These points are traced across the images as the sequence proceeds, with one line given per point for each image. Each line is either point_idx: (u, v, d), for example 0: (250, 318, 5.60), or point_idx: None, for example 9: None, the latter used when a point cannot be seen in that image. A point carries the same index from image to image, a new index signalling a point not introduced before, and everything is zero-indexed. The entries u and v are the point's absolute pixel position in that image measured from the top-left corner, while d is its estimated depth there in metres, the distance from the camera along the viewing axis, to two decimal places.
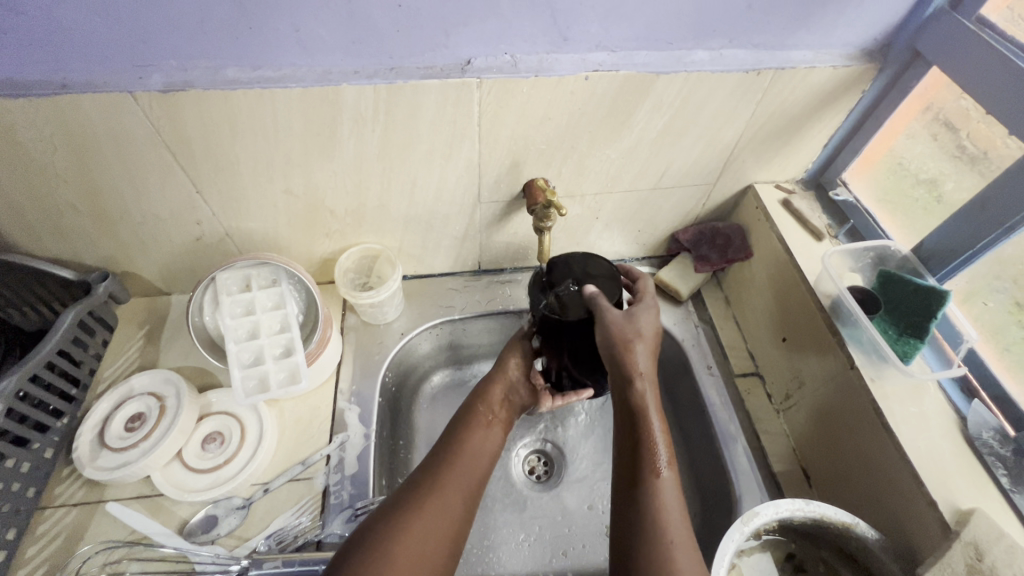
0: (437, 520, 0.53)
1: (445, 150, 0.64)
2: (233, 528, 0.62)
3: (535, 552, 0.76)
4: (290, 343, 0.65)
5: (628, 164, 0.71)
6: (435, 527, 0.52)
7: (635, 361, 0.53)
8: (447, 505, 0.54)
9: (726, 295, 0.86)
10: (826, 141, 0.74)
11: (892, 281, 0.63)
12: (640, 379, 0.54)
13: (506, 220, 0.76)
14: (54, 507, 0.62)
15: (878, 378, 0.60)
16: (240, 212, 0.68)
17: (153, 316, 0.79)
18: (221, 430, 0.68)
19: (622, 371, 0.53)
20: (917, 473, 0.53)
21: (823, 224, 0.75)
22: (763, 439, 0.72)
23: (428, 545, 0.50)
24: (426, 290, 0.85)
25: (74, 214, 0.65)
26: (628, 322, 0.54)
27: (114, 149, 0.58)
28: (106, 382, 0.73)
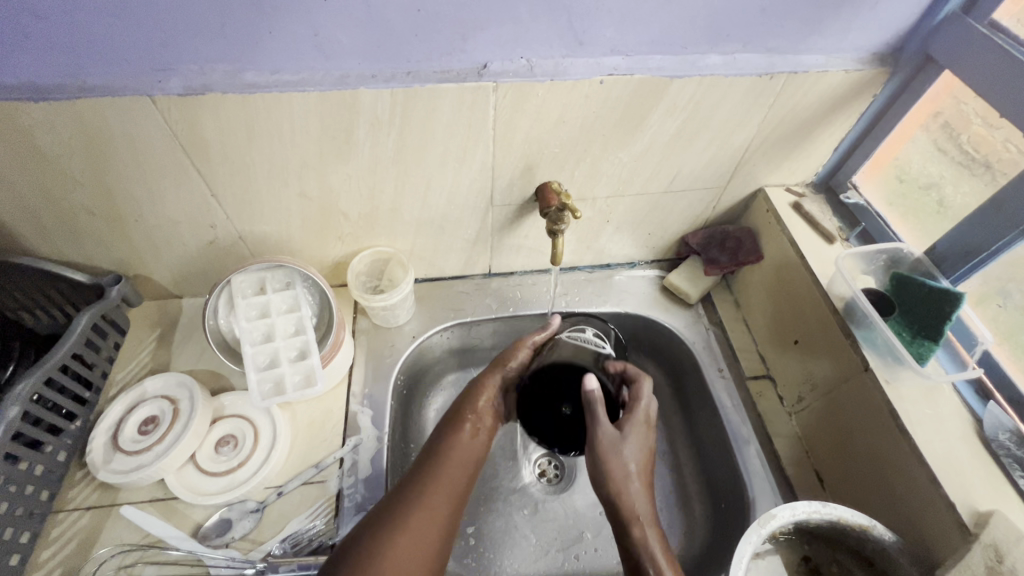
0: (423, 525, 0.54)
1: (459, 153, 0.64)
2: (248, 532, 0.62)
3: (547, 556, 0.75)
4: (304, 346, 0.65)
5: (640, 167, 0.71)
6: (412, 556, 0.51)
7: (635, 506, 0.55)
8: (431, 526, 0.54)
9: (736, 298, 0.86)
10: (836, 144, 0.74)
11: (905, 283, 0.64)
12: (641, 525, 0.54)
13: (518, 223, 0.77)
14: (67, 510, 0.62)
15: (893, 380, 0.60)
16: (254, 216, 0.68)
17: (165, 318, 0.79)
18: (234, 433, 0.68)
19: (622, 517, 0.55)
20: (933, 475, 0.54)
21: (834, 227, 0.75)
22: (776, 442, 0.72)
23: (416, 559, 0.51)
24: (437, 293, 0.85)
25: (89, 218, 0.65)
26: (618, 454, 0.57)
27: (132, 153, 0.58)
28: (119, 385, 0.72)
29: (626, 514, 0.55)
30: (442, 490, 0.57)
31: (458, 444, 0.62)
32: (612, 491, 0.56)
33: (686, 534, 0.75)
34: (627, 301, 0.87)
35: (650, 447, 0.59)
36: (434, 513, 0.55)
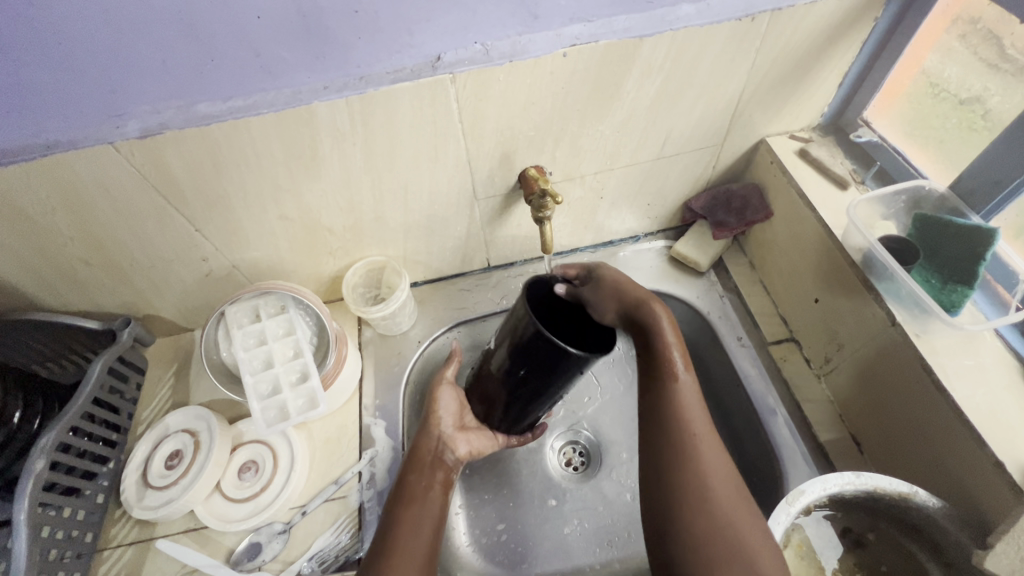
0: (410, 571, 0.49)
1: (431, 152, 0.62)
2: (277, 553, 0.63)
3: (579, 544, 0.74)
4: (304, 368, 0.66)
5: (625, 138, 0.67)
6: (414, 544, 0.52)
7: (643, 292, 0.55)
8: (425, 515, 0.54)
9: (750, 259, 0.81)
10: (840, 80, 0.68)
11: (930, 226, 0.58)
12: (654, 306, 0.54)
13: (507, 213, 0.74)
14: (111, 548, 0.65)
15: (924, 333, 0.55)
16: (242, 244, 0.68)
17: (180, 353, 0.81)
18: (254, 458, 0.69)
19: (634, 305, 0.54)
20: (977, 433, 0.49)
21: (847, 171, 0.69)
22: (805, 408, 0.68)
23: (421, 545, 0.52)
24: (438, 294, 0.84)
25: (86, 267, 0.66)
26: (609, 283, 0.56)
27: (109, 201, 0.58)
28: (145, 423, 0.75)
29: (639, 296, 0.55)
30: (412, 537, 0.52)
31: (418, 503, 0.55)
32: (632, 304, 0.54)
33: None
34: (634, 277, 0.82)
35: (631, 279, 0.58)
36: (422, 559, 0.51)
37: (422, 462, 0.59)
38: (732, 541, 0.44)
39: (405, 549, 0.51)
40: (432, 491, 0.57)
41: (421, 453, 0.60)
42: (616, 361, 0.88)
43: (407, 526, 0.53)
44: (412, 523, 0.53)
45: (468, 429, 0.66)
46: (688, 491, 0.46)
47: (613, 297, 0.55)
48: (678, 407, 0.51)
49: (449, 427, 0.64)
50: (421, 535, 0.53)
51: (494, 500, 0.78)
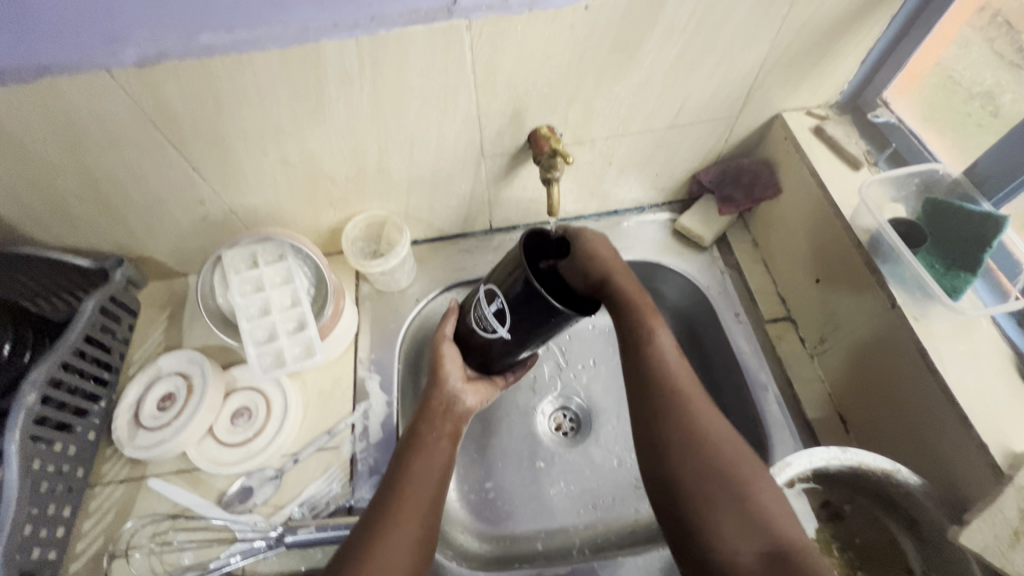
0: (416, 519, 0.50)
1: (440, 103, 0.60)
2: (269, 497, 0.64)
3: (565, 505, 0.76)
4: (302, 317, 0.65)
5: (640, 102, 0.65)
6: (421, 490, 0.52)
7: (610, 255, 0.56)
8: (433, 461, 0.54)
9: (753, 237, 0.80)
10: (864, 56, 0.66)
11: (941, 210, 0.57)
12: (626, 276, 0.56)
13: (513, 173, 0.72)
14: (103, 484, 0.66)
15: (923, 317, 0.55)
16: (240, 187, 0.66)
17: (173, 298, 0.80)
18: (247, 404, 0.69)
19: (601, 272, 0.55)
20: (965, 416, 0.50)
21: (861, 151, 0.69)
22: (796, 386, 0.69)
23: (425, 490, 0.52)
24: (438, 254, 0.82)
25: (78, 203, 0.64)
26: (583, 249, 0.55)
27: (104, 134, 0.56)
28: (137, 364, 0.75)
29: (607, 268, 0.55)
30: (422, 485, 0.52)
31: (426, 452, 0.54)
32: (598, 269, 0.55)
33: None
34: (636, 247, 0.82)
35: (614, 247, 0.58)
36: (427, 507, 0.51)
37: (433, 416, 0.58)
38: (725, 479, 0.46)
39: (410, 494, 0.51)
40: (441, 441, 0.56)
41: (431, 404, 0.58)
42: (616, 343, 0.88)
43: (415, 468, 0.53)
44: (423, 470, 0.53)
45: (478, 380, 0.62)
46: (689, 450, 0.48)
47: (589, 266, 0.55)
48: (660, 360, 0.53)
49: (456, 379, 0.60)
50: (428, 481, 0.53)
51: (484, 459, 0.79)
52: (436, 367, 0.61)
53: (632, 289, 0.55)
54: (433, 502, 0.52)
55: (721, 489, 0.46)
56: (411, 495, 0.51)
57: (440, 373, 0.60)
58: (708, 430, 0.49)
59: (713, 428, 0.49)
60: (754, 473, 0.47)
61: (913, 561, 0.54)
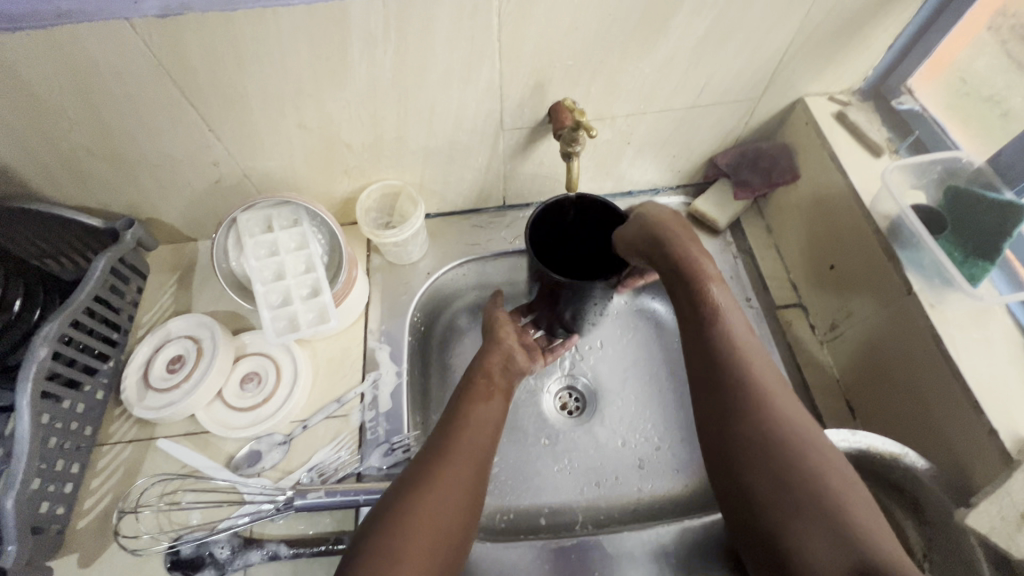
0: (456, 494, 0.49)
1: (463, 71, 0.59)
2: (277, 462, 0.65)
3: (568, 482, 0.76)
4: (316, 283, 0.65)
5: (663, 79, 0.64)
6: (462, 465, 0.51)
7: (676, 234, 0.56)
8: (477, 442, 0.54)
9: (767, 223, 0.80)
10: (891, 42, 0.65)
11: (962, 198, 0.57)
12: (688, 242, 0.56)
13: (531, 148, 0.72)
14: (111, 444, 0.66)
15: (939, 303, 0.56)
16: (256, 151, 0.66)
17: (182, 262, 0.80)
18: (257, 370, 0.69)
19: (669, 246, 0.55)
20: (977, 401, 0.50)
21: (882, 138, 0.68)
22: (805, 371, 0.69)
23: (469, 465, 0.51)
24: (451, 228, 0.82)
25: (92, 159, 0.63)
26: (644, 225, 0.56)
27: (122, 88, 0.55)
28: (146, 327, 0.74)
29: (667, 236, 0.55)
30: (463, 458, 0.52)
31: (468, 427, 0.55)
32: (670, 242, 0.55)
33: None
34: None
35: (679, 218, 0.58)
36: (468, 484, 0.51)
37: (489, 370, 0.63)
38: (797, 471, 0.44)
39: (451, 466, 0.51)
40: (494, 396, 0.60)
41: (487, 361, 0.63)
42: (626, 327, 0.87)
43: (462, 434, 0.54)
44: (465, 441, 0.53)
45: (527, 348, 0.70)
46: (759, 452, 0.46)
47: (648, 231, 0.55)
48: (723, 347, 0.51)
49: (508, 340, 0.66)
50: (469, 456, 0.52)
51: None
52: (495, 327, 0.68)
53: (692, 261, 0.55)
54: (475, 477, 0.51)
55: (793, 480, 0.44)
56: (454, 467, 0.51)
57: (496, 334, 0.67)
58: (774, 421, 0.47)
59: (779, 415, 0.47)
60: (826, 466, 0.45)
61: (914, 543, 0.54)
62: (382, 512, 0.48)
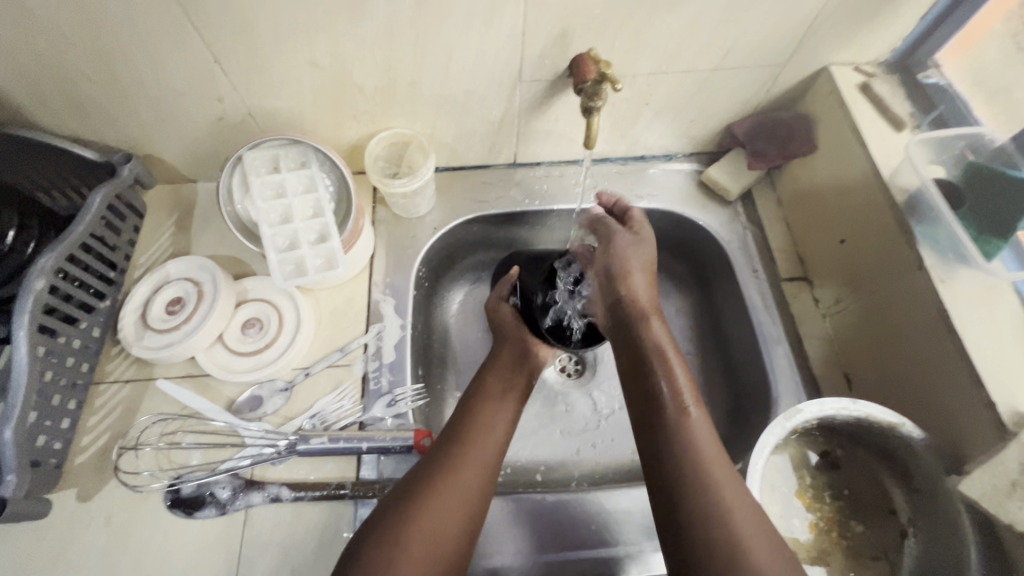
0: (453, 516, 0.48)
1: (486, 13, 0.57)
2: (278, 408, 0.64)
3: (564, 443, 0.77)
4: (324, 229, 0.64)
5: (690, 37, 0.62)
6: (449, 510, 0.48)
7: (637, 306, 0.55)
8: (473, 483, 0.51)
9: (778, 194, 0.79)
10: (925, 13, 0.64)
11: (982, 175, 0.57)
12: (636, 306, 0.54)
13: (549, 103, 0.70)
14: (108, 383, 0.65)
15: (949, 279, 0.56)
16: (263, 87, 0.63)
17: (181, 203, 0.77)
18: (259, 316, 0.68)
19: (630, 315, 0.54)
20: (978, 375, 0.51)
21: (905, 112, 0.68)
22: (806, 343, 0.69)
23: (454, 510, 0.49)
24: (460, 184, 0.80)
25: (88, 86, 0.60)
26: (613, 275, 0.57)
27: (125, 9, 0.52)
28: (143, 268, 0.73)
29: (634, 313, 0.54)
30: (457, 499, 0.49)
31: (463, 473, 0.51)
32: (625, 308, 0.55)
33: None
34: (660, 195, 0.80)
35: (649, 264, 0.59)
36: (457, 523, 0.48)
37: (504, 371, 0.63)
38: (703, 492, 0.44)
39: (450, 489, 0.50)
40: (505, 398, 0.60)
41: (499, 357, 0.64)
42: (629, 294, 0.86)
43: (449, 483, 0.50)
44: (467, 459, 0.52)
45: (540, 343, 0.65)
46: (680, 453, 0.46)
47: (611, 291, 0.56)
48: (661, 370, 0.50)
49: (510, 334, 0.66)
50: (455, 504, 0.49)
51: None
52: (498, 326, 0.68)
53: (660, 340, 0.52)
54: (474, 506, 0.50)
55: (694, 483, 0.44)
56: (449, 498, 0.49)
57: (502, 333, 0.67)
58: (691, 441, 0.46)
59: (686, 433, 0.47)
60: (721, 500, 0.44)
61: (899, 506, 0.57)
62: (374, 541, 0.46)
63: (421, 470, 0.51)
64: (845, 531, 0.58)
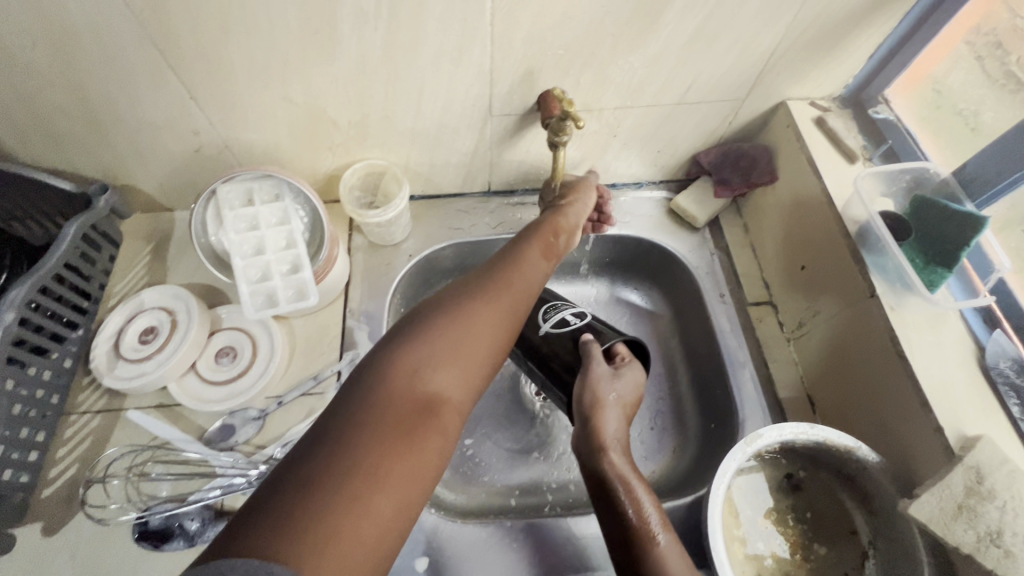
0: (467, 356, 0.46)
1: (454, 54, 0.59)
2: (251, 437, 0.65)
3: (538, 466, 0.77)
4: (296, 260, 0.65)
5: (652, 75, 0.65)
6: (468, 344, 0.46)
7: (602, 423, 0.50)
8: (490, 327, 0.49)
9: (744, 221, 0.82)
10: (872, 52, 0.67)
11: (926, 208, 0.60)
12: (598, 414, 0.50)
13: (519, 135, 0.72)
14: (79, 414, 0.65)
15: (898, 307, 0.59)
16: (239, 122, 0.64)
17: (158, 232, 0.78)
18: (233, 345, 0.69)
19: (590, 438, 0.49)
20: (926, 400, 0.53)
21: (858, 145, 0.71)
22: (771, 366, 0.71)
23: (470, 346, 0.46)
24: (435, 212, 0.82)
25: (64, 120, 0.61)
26: (607, 380, 0.52)
27: (102, 49, 0.53)
28: (118, 297, 0.73)
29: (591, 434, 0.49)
30: (476, 335, 0.47)
31: (488, 312, 0.49)
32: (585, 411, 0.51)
33: (673, 454, 0.75)
34: (630, 222, 0.83)
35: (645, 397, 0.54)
36: (464, 369, 0.45)
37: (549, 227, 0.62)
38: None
39: (467, 329, 0.47)
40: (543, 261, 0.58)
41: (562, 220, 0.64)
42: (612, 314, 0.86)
43: (475, 322, 0.48)
44: (495, 302, 0.50)
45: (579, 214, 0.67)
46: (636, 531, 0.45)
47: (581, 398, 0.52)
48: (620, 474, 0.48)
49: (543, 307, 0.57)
50: (472, 347, 0.47)
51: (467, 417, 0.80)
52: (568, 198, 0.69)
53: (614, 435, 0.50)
54: (488, 354, 0.48)
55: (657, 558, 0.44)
56: (467, 333, 0.47)
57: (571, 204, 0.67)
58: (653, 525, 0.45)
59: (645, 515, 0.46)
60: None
61: (860, 527, 0.59)
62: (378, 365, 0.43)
63: (450, 300, 0.49)
64: (808, 553, 0.59)
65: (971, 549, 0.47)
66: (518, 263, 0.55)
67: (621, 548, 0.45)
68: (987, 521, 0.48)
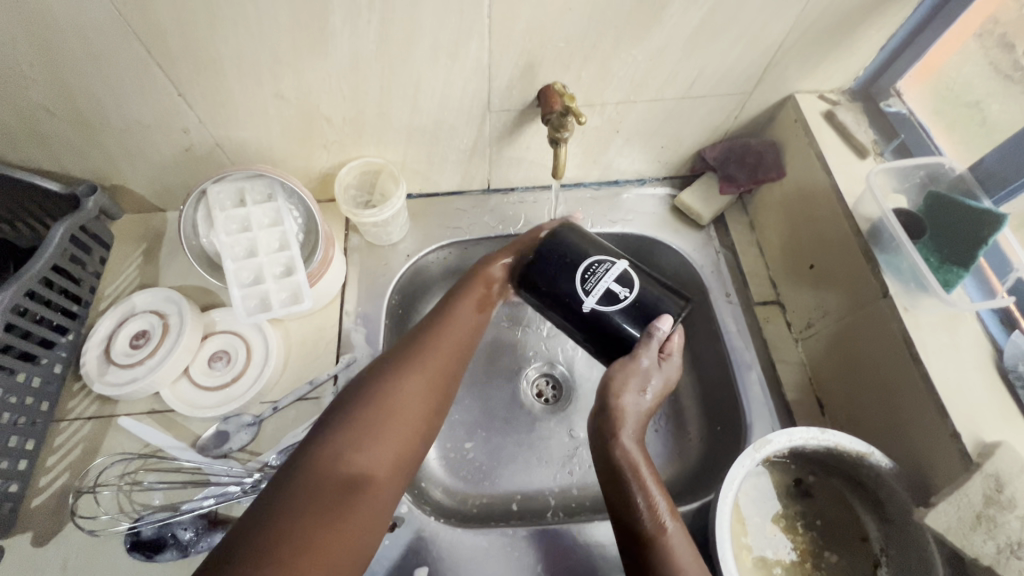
0: (396, 430, 0.52)
1: (451, 48, 0.57)
2: (245, 444, 0.63)
3: (541, 470, 0.76)
4: (290, 262, 0.64)
5: (656, 69, 0.63)
6: (396, 416, 0.52)
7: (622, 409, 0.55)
8: (418, 397, 0.54)
9: (750, 217, 0.80)
10: (884, 43, 0.65)
11: (942, 205, 0.59)
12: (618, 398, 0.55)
13: (519, 132, 0.70)
14: (69, 420, 0.63)
15: (912, 308, 0.57)
16: (229, 119, 0.62)
17: (149, 233, 0.76)
18: (226, 348, 0.67)
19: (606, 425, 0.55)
20: (943, 406, 0.52)
21: (868, 140, 0.69)
22: (779, 367, 0.69)
23: (397, 419, 0.52)
24: (432, 210, 0.80)
25: (49, 119, 0.59)
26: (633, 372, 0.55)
27: (84, 45, 0.51)
28: (109, 299, 0.71)
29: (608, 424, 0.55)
30: (401, 408, 0.53)
31: (415, 379, 0.55)
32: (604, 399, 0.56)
33: (678, 457, 0.74)
34: (633, 219, 0.81)
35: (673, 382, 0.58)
36: (397, 437, 0.52)
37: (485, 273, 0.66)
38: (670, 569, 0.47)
39: (394, 406, 0.53)
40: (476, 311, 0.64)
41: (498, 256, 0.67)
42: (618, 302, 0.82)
43: (400, 391, 0.53)
44: (425, 367, 0.56)
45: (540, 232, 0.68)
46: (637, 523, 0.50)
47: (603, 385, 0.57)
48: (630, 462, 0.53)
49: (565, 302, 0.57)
50: (400, 417, 0.52)
51: (467, 420, 0.78)
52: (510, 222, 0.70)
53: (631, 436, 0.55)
54: (419, 417, 0.54)
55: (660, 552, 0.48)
56: (393, 406, 0.53)
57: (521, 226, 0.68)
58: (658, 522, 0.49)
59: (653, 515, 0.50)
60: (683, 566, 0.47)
61: (872, 535, 0.57)
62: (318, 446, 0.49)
63: (377, 373, 0.55)
64: (819, 561, 0.58)
65: (991, 560, 0.46)
66: (446, 325, 0.60)
67: (632, 548, 0.49)
68: (1006, 531, 0.46)
